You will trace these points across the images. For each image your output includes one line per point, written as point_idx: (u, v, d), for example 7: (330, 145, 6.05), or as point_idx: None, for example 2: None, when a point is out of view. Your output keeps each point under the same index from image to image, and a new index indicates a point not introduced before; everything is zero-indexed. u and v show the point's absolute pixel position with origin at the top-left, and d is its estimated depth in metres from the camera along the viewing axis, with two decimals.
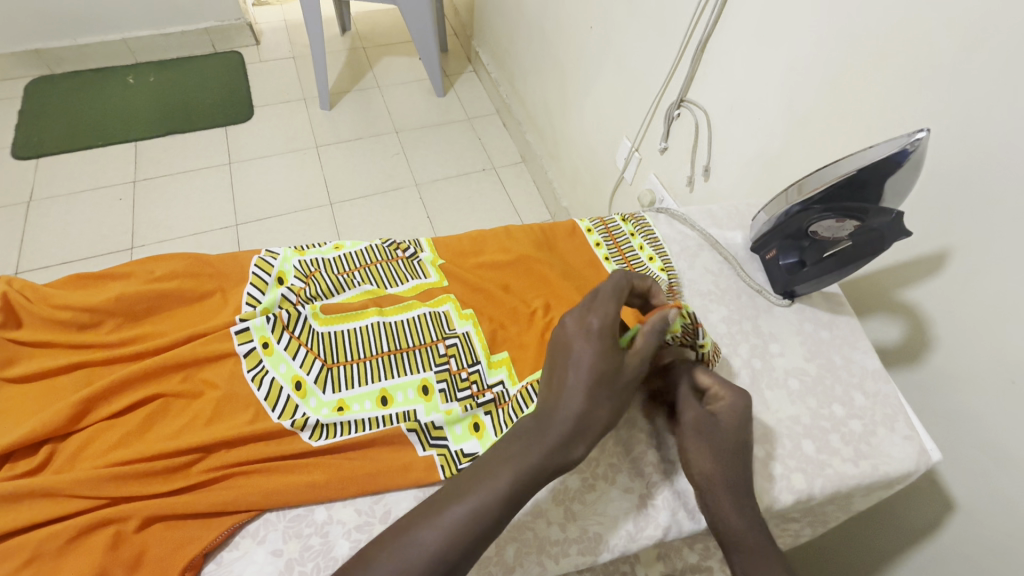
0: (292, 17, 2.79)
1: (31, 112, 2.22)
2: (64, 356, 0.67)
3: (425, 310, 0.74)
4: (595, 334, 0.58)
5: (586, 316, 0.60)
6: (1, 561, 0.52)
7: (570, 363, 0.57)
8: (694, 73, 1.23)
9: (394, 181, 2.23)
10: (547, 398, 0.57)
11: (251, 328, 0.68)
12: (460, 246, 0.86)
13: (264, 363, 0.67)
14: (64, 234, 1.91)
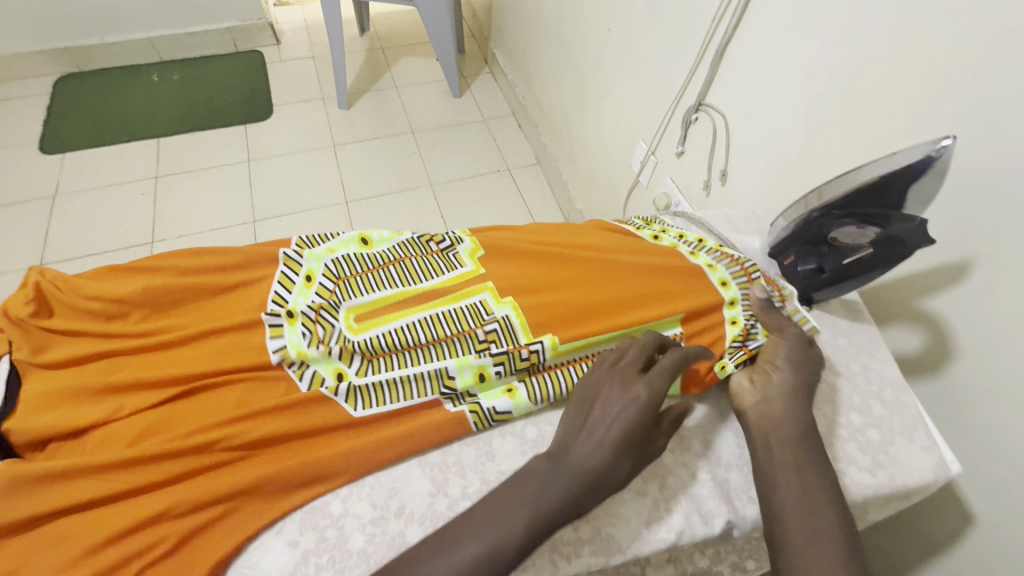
0: (312, 17, 2.83)
1: (59, 108, 2.28)
2: (93, 345, 0.68)
3: (462, 301, 0.75)
4: (638, 406, 0.58)
5: (633, 384, 0.60)
6: (38, 544, 0.54)
7: (604, 420, 0.58)
8: (713, 76, 1.22)
9: (410, 181, 2.25)
10: (573, 438, 0.58)
11: (286, 347, 0.68)
12: (499, 236, 0.86)
13: (302, 358, 0.67)
14: (87, 228, 1.96)
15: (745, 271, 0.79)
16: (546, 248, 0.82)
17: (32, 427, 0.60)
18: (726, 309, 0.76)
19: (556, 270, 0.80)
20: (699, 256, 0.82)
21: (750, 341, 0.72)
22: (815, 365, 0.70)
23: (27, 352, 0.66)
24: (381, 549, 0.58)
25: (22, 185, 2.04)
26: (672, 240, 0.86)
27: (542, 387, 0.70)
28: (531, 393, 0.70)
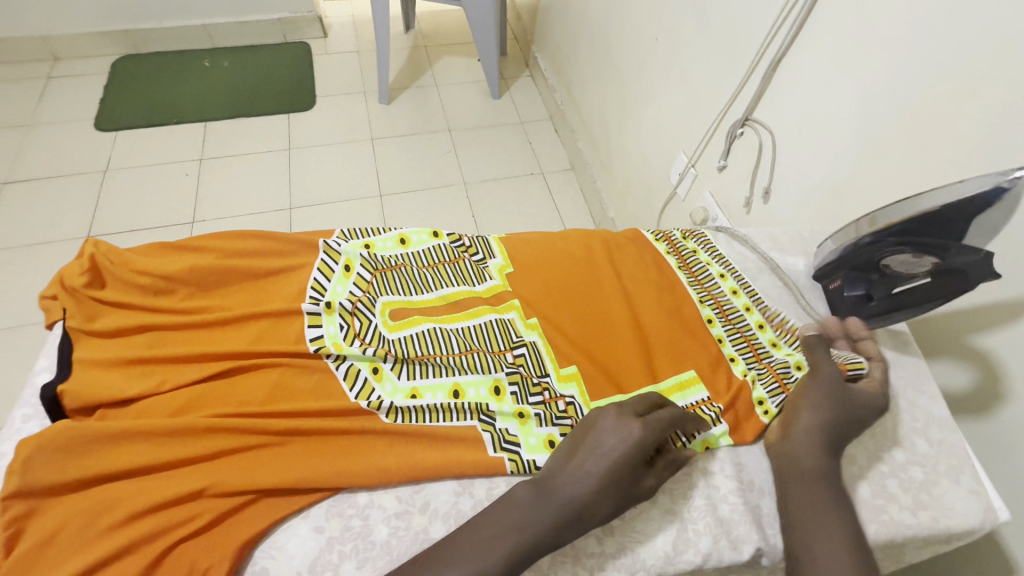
0: (360, 12, 2.89)
1: (115, 87, 2.37)
2: (140, 318, 0.70)
3: (492, 317, 0.75)
4: (632, 442, 0.58)
5: (629, 419, 0.60)
6: (82, 504, 0.56)
7: (595, 450, 0.58)
8: (763, 91, 1.20)
9: (444, 179, 2.27)
10: (559, 468, 0.58)
11: (324, 337, 0.70)
12: (530, 253, 0.83)
13: (341, 351, 0.69)
14: (133, 205, 2.03)
15: (740, 331, 0.78)
16: (575, 282, 0.81)
17: (82, 392, 0.62)
18: (730, 366, 0.74)
19: (574, 305, 0.78)
20: (703, 308, 0.80)
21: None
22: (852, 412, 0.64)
23: (80, 320, 0.69)
24: (404, 544, 0.58)
25: (77, 159, 2.13)
26: (687, 278, 0.83)
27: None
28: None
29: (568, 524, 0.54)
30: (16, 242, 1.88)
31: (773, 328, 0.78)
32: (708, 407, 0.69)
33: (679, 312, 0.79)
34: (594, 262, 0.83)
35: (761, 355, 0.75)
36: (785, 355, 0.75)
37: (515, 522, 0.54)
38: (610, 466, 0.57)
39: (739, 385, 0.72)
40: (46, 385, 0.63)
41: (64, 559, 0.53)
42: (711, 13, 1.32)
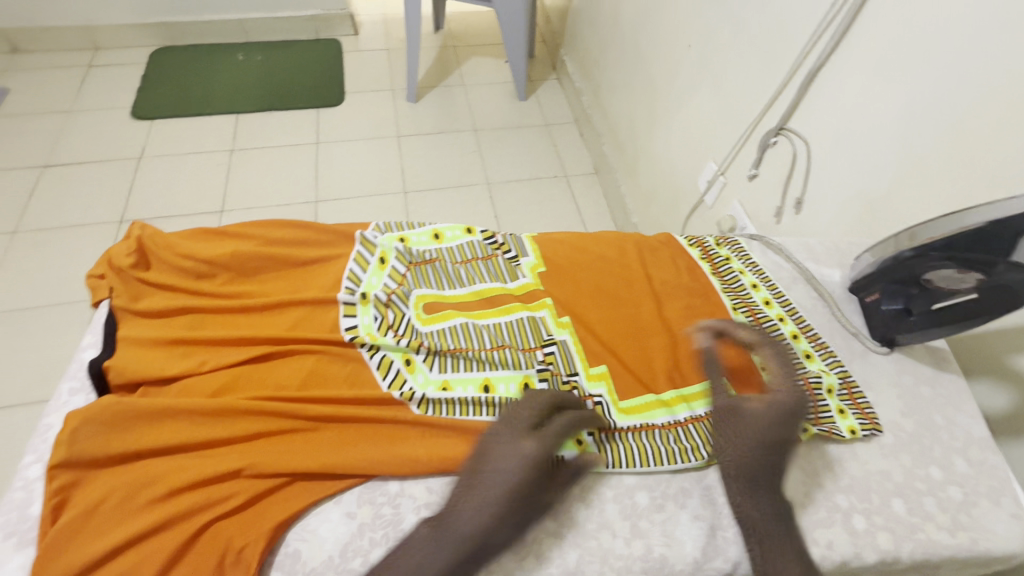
0: (390, 11, 2.92)
1: (152, 77, 2.44)
2: (182, 300, 0.72)
3: (524, 315, 0.75)
4: (527, 460, 0.56)
5: (526, 438, 0.58)
6: (124, 477, 0.58)
7: (490, 475, 0.56)
8: (799, 100, 1.18)
9: (468, 178, 2.28)
10: (458, 503, 0.55)
11: (359, 327, 0.71)
12: (561, 253, 0.83)
13: (375, 342, 0.70)
14: (166, 192, 2.08)
15: (776, 342, 0.76)
16: (605, 283, 0.80)
17: (127, 369, 0.64)
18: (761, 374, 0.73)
19: (603, 306, 0.78)
20: (737, 315, 0.78)
21: (821, 412, 0.69)
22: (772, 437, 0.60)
23: (125, 299, 0.71)
24: None
25: (113, 145, 2.19)
26: (720, 284, 0.82)
27: (613, 445, 0.65)
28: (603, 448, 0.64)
29: (491, 543, 0.53)
30: (53, 224, 1.93)
31: (808, 339, 0.76)
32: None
33: (712, 318, 0.78)
34: (625, 264, 0.83)
35: (794, 365, 0.74)
36: (816, 368, 0.74)
37: (492, 525, 0.53)
38: (509, 492, 0.54)
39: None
40: (95, 359, 0.65)
41: (106, 530, 0.55)
42: (747, 21, 1.31)
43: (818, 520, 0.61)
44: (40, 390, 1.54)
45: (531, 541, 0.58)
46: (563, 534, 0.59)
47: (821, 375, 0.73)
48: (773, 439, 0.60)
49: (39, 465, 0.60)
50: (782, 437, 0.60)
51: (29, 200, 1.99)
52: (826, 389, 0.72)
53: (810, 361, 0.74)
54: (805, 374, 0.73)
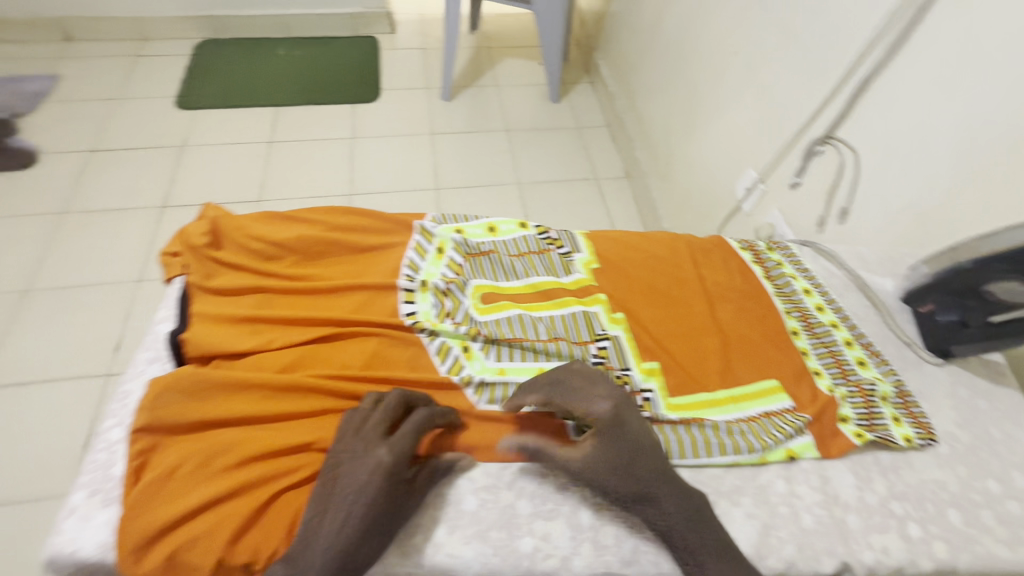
0: (427, 11, 2.97)
1: (196, 68, 2.51)
2: (252, 280, 0.75)
3: (578, 309, 0.77)
4: (379, 469, 0.56)
5: (377, 445, 0.58)
6: (199, 444, 0.60)
7: (346, 494, 0.55)
8: (849, 110, 1.18)
9: (500, 178, 2.30)
10: (314, 528, 0.54)
11: (418, 313, 0.73)
12: (615, 251, 0.85)
13: (433, 327, 0.72)
14: (207, 181, 2.13)
15: (828, 348, 0.76)
16: (657, 283, 0.82)
17: (203, 342, 0.67)
18: (814, 379, 0.74)
19: (655, 305, 0.79)
20: (789, 320, 0.79)
21: (875, 419, 0.69)
22: (627, 455, 0.58)
23: (199, 277, 0.74)
24: (492, 515, 0.60)
25: (158, 133, 2.25)
26: (773, 289, 0.83)
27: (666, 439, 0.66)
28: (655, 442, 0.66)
29: (359, 561, 0.53)
30: (100, 208, 1.99)
31: (862, 346, 0.77)
32: (793, 416, 0.69)
33: (764, 322, 0.79)
34: (677, 264, 0.84)
35: (847, 371, 0.74)
36: (870, 375, 0.74)
37: (355, 542, 0.53)
38: (366, 503, 0.54)
39: (827, 398, 0.71)
40: (172, 332, 0.69)
41: (184, 492, 0.57)
42: (797, 30, 1.31)
43: (873, 525, 0.62)
44: (85, 366, 1.59)
45: (588, 529, 0.60)
46: (620, 523, 0.60)
47: (875, 382, 0.73)
48: (623, 459, 0.58)
49: (120, 428, 0.63)
50: (632, 454, 0.59)
51: (77, 183, 2.05)
52: (881, 396, 0.72)
53: (864, 368, 0.75)
54: (859, 380, 0.74)
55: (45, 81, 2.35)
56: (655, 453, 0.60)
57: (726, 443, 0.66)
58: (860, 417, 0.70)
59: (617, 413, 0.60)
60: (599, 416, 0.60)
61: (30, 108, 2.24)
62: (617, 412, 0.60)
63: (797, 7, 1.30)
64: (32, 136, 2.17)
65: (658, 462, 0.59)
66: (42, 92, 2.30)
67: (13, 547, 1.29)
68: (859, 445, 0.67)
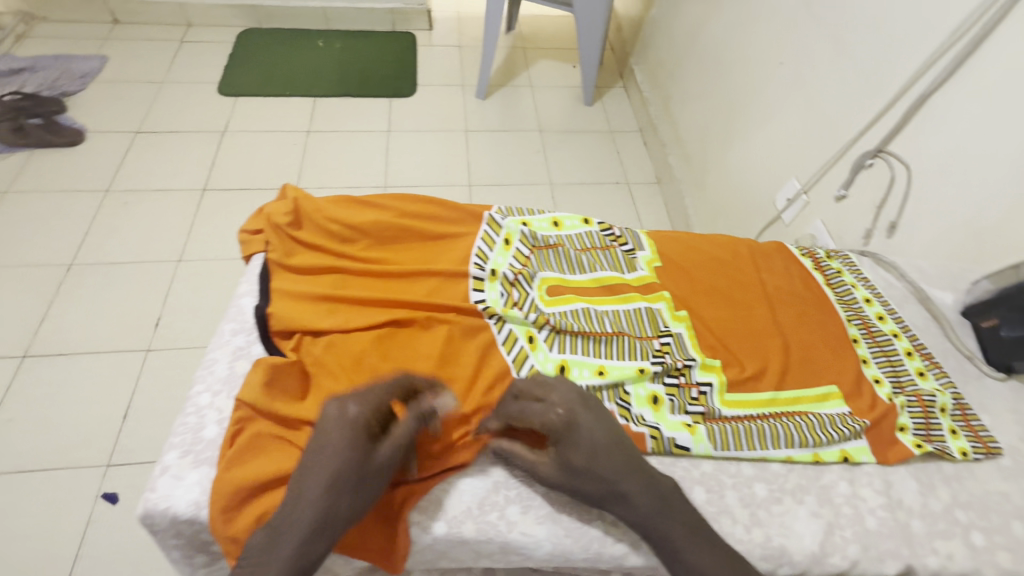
0: (464, 10, 3.00)
1: (238, 56, 2.56)
2: (329, 260, 0.78)
3: (642, 305, 0.79)
4: (348, 419, 0.58)
5: (346, 402, 0.60)
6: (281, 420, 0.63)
7: (314, 452, 0.57)
8: (903, 124, 1.18)
9: (532, 177, 2.31)
10: (292, 490, 0.55)
11: (487, 300, 0.75)
12: (678, 252, 0.87)
13: (503, 314, 0.74)
14: (245, 165, 2.15)
15: (887, 356, 0.78)
16: (718, 285, 0.84)
17: (287, 319, 0.70)
18: (874, 386, 0.74)
19: (716, 306, 0.81)
20: (849, 327, 0.81)
21: (932, 429, 0.70)
22: (587, 453, 0.59)
23: (281, 255, 0.77)
24: (563, 498, 0.63)
25: (200, 117, 2.29)
26: (833, 295, 0.85)
27: (724, 434, 0.67)
28: (713, 434, 0.67)
29: (335, 514, 0.54)
30: (142, 187, 2.02)
31: (921, 356, 0.78)
32: (853, 420, 0.69)
33: (824, 328, 0.80)
34: (738, 269, 0.86)
35: (904, 381, 0.75)
36: (929, 386, 0.75)
37: (329, 494, 0.54)
38: (337, 454, 0.55)
39: (887, 406, 0.71)
40: (258, 307, 0.72)
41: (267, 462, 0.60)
42: (850, 43, 1.31)
43: (937, 532, 0.63)
44: (121, 341, 1.61)
45: None
46: None
47: (935, 394, 0.73)
48: (592, 452, 0.59)
49: (207, 394, 0.66)
50: (598, 448, 0.60)
51: (121, 162, 2.08)
52: (939, 407, 0.72)
53: (924, 379, 0.76)
54: (918, 391, 0.74)
55: (93, 62, 2.40)
56: (618, 445, 0.60)
57: (787, 439, 0.67)
58: (917, 427, 0.70)
59: (573, 414, 0.62)
60: (556, 419, 0.61)
61: (78, 88, 2.29)
62: (573, 414, 0.61)
63: (853, 20, 1.31)
64: (79, 114, 2.21)
65: (622, 453, 0.60)
66: (90, 73, 2.35)
67: (50, 517, 1.31)
68: (917, 454, 0.68)
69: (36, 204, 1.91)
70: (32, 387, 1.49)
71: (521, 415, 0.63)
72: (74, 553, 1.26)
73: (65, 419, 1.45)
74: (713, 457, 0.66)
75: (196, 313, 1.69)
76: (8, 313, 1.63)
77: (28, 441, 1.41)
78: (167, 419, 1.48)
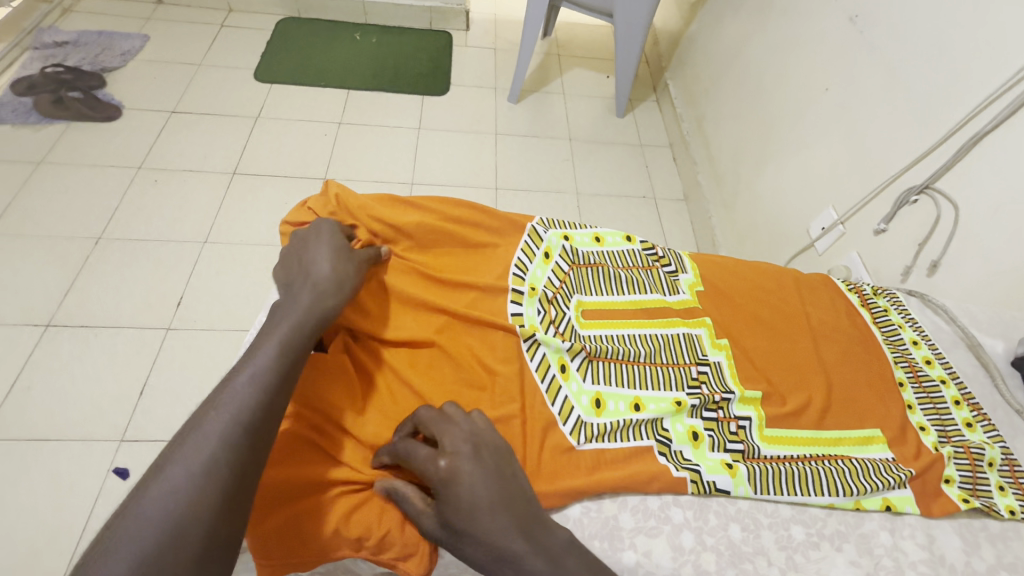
0: (502, 13, 3.00)
1: (276, 44, 2.58)
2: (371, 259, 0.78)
3: (682, 330, 0.78)
4: (324, 227, 0.77)
5: (318, 223, 0.78)
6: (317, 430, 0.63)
7: (306, 251, 0.74)
8: (955, 162, 1.15)
9: (559, 186, 2.29)
10: (298, 277, 0.71)
11: (524, 316, 0.74)
12: (720, 278, 0.87)
13: (538, 338, 0.71)
14: (275, 152, 2.16)
15: (933, 403, 0.76)
16: (762, 315, 0.82)
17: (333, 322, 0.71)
18: (920, 434, 0.73)
19: (758, 337, 0.80)
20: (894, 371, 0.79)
21: (979, 484, 0.68)
22: (466, 515, 0.54)
23: None
24: (594, 525, 0.61)
25: (234, 102, 2.30)
26: (879, 333, 0.83)
27: (765, 473, 0.65)
28: (752, 474, 0.65)
29: (341, 275, 0.71)
30: (173, 167, 2.03)
31: (969, 406, 0.76)
32: (897, 469, 0.67)
33: (869, 369, 0.78)
34: (784, 302, 0.85)
35: (951, 431, 0.73)
36: (977, 438, 0.72)
37: (332, 262, 0.72)
38: (329, 241, 0.74)
39: (934, 455, 0.69)
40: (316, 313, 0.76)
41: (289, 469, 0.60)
42: (903, 76, 1.28)
43: None
44: (140, 318, 1.62)
45: (689, 551, 0.60)
46: (721, 551, 0.60)
47: (983, 446, 0.71)
48: (465, 517, 0.54)
49: None
50: (472, 514, 0.54)
51: (154, 140, 2.10)
52: (988, 462, 0.70)
53: (971, 430, 0.73)
54: (964, 442, 0.72)
55: (135, 41, 2.43)
56: (515, 495, 0.57)
57: (828, 483, 0.65)
58: (965, 480, 0.68)
59: (455, 467, 0.57)
60: (437, 471, 0.57)
61: (118, 64, 2.31)
62: (456, 467, 0.57)
63: (907, 52, 1.28)
64: (117, 91, 2.24)
65: (518, 504, 0.56)
66: (131, 51, 2.38)
67: (59, 489, 1.31)
68: (963, 509, 0.65)
69: (69, 176, 1.94)
70: (52, 357, 1.51)
71: (407, 452, 0.59)
72: (82, 526, 1.27)
73: (82, 392, 1.46)
74: (752, 498, 0.64)
75: (216, 297, 1.69)
76: (35, 283, 1.65)
77: (44, 411, 1.42)
78: (183, 401, 1.49)
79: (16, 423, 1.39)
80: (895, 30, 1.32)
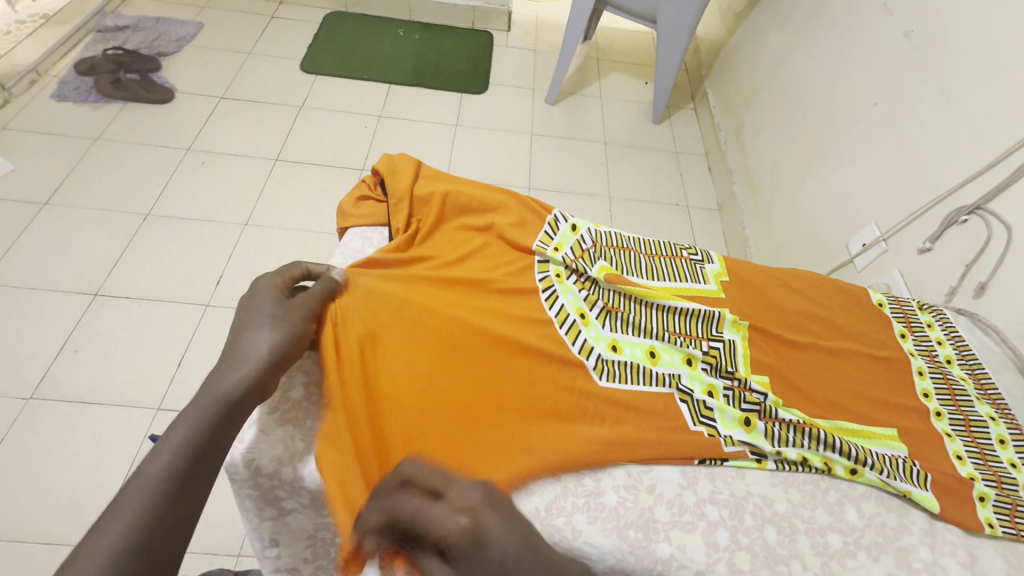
0: (544, 15, 3.03)
1: (323, 36, 2.65)
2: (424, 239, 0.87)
3: (702, 306, 0.83)
4: (263, 295, 0.71)
5: (265, 289, 0.72)
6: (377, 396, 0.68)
7: (251, 317, 0.68)
8: (1008, 184, 1.13)
9: (591, 188, 2.30)
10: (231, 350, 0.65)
11: (550, 264, 0.86)
12: (745, 272, 0.91)
13: (557, 290, 0.83)
14: (317, 141, 2.22)
15: (965, 418, 0.77)
16: (786, 312, 0.87)
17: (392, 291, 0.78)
18: (932, 419, 0.77)
19: (782, 329, 0.85)
20: (924, 380, 0.82)
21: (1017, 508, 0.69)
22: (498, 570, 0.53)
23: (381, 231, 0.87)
24: (631, 514, 0.63)
25: (281, 91, 2.37)
26: (911, 346, 0.86)
27: (783, 430, 0.72)
28: (769, 432, 0.72)
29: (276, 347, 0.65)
30: (220, 149, 2.11)
31: (1005, 424, 0.77)
32: (911, 465, 0.71)
33: (888, 369, 0.82)
34: (810, 299, 0.90)
35: (984, 449, 0.75)
36: (1008, 457, 0.74)
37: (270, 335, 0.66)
38: (265, 309, 0.68)
39: (964, 480, 0.71)
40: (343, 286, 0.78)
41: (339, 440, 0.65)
42: (957, 95, 1.25)
43: None
44: (181, 292, 1.68)
45: (723, 549, 0.62)
46: (756, 552, 0.62)
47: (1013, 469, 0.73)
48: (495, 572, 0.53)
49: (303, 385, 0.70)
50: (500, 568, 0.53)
51: (204, 123, 2.18)
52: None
53: (1003, 447, 0.75)
54: (997, 461, 0.74)
55: (190, 27, 2.52)
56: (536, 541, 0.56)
57: (838, 441, 0.71)
58: (1001, 503, 0.69)
59: (478, 520, 0.55)
60: (458, 529, 0.54)
61: (173, 49, 2.41)
62: (479, 521, 0.55)
63: (962, 70, 1.25)
64: (171, 75, 2.33)
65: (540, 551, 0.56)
66: (186, 37, 2.47)
67: (99, 448, 1.37)
68: (987, 533, 0.67)
69: (123, 153, 2.02)
70: (99, 323, 1.58)
71: (414, 517, 0.56)
72: (120, 485, 1.33)
73: (126, 358, 1.53)
74: (782, 462, 0.70)
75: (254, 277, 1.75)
76: (87, 251, 1.74)
77: (88, 374, 1.48)
78: None
79: (64, 383, 1.46)
80: (952, 47, 1.29)
